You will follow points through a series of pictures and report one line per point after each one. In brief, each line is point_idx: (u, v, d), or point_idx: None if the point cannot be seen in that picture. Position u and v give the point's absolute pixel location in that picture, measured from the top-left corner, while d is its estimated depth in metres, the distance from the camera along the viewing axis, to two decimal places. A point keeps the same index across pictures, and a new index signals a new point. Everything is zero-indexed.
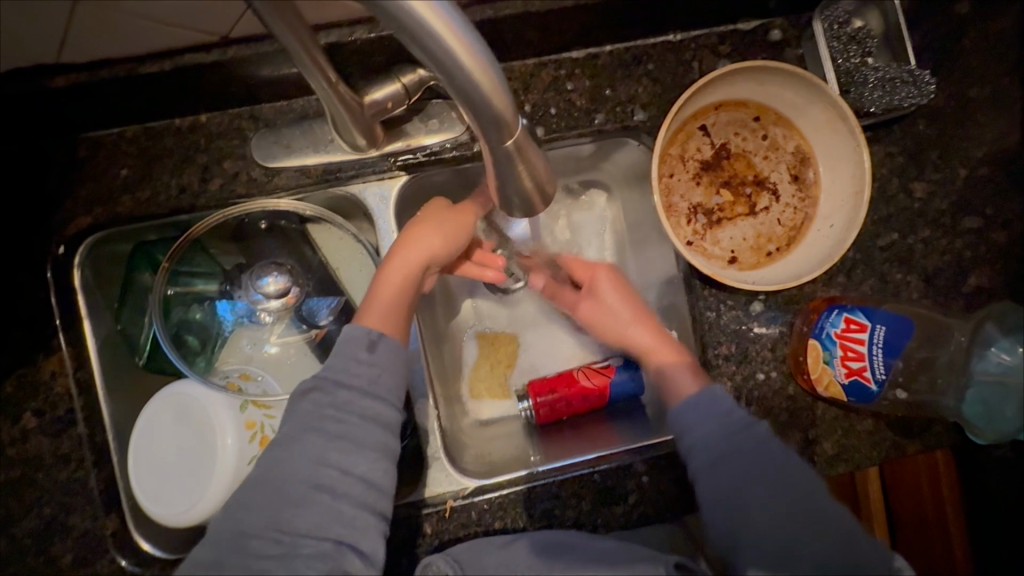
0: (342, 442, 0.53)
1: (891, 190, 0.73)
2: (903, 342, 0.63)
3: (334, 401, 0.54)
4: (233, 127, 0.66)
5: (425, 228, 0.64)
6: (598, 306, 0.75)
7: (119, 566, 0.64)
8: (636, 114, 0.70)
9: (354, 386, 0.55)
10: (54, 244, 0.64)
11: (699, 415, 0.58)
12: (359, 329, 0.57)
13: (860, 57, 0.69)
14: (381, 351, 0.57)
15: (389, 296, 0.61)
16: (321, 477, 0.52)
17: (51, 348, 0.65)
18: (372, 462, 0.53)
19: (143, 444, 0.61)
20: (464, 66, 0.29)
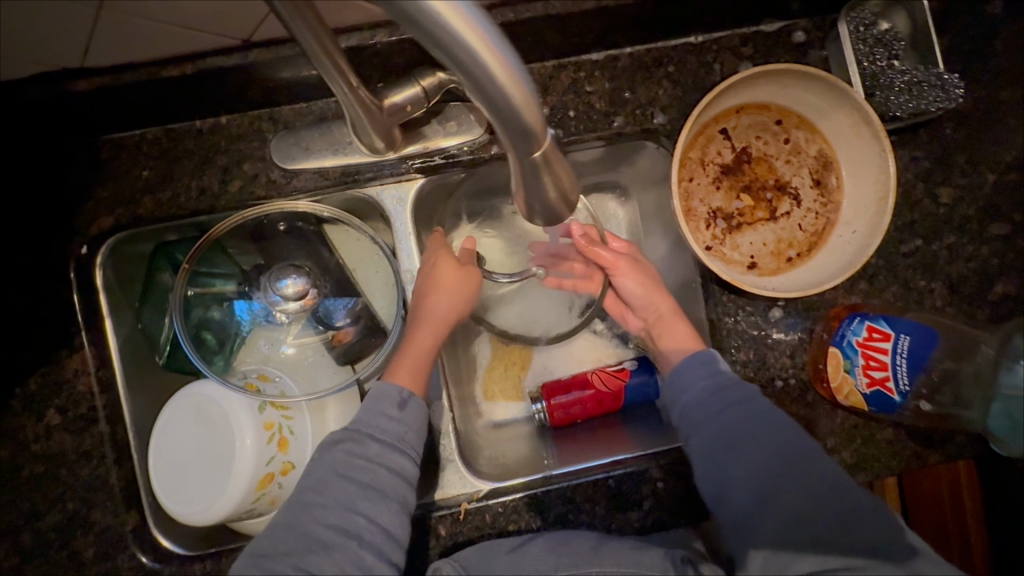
0: (369, 492, 0.56)
1: (916, 195, 0.72)
2: (926, 353, 0.62)
3: (365, 451, 0.58)
4: (253, 129, 0.66)
5: (447, 285, 0.66)
6: (631, 267, 0.73)
7: (139, 562, 0.65)
8: (656, 117, 0.69)
9: (383, 439, 0.58)
10: (78, 245, 0.65)
11: (694, 376, 0.62)
12: (389, 388, 0.60)
13: (887, 59, 0.67)
14: (409, 410, 0.60)
15: (416, 354, 0.64)
16: (347, 524, 0.55)
17: (73, 347, 0.65)
18: (393, 513, 0.57)
19: (164, 444, 0.62)
20: (497, 80, 0.29)
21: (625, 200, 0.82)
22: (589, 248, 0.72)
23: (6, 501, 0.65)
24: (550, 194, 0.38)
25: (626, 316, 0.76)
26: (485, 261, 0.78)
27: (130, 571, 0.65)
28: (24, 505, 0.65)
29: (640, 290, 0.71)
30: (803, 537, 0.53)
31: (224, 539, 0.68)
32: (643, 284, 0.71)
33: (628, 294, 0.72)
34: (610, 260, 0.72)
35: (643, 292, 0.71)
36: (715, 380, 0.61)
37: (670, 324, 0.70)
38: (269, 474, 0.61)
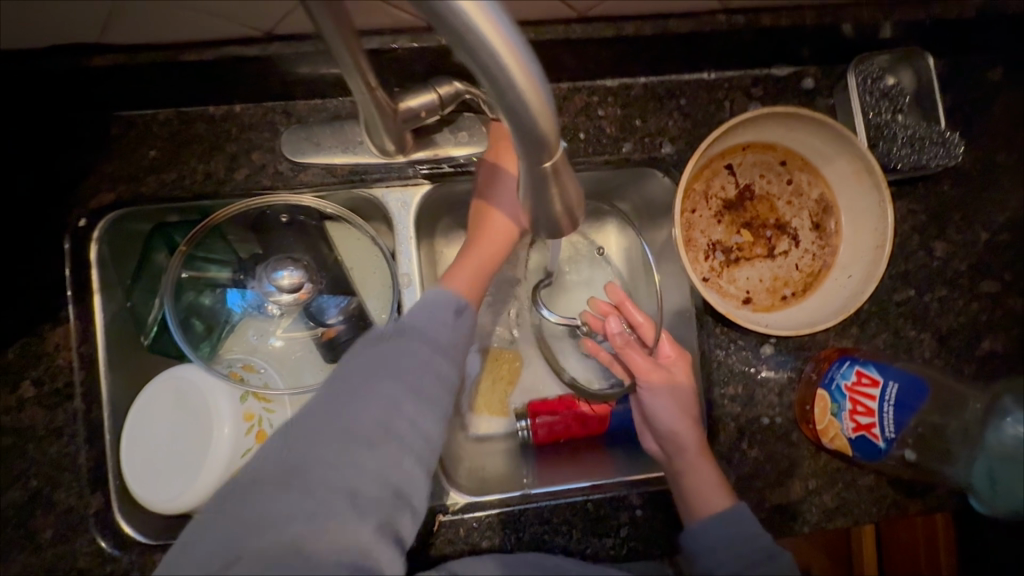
0: (417, 393, 0.51)
1: (911, 247, 0.73)
2: (915, 402, 0.62)
3: (416, 350, 0.53)
4: (265, 119, 0.66)
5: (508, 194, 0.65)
6: (663, 385, 0.69)
7: (98, 547, 0.63)
8: (663, 147, 0.70)
9: (433, 342, 0.54)
10: (75, 217, 0.64)
11: (716, 529, 0.62)
12: (446, 296, 0.59)
13: (890, 113, 0.69)
14: (462, 319, 0.58)
15: (479, 261, 0.64)
16: (389, 430, 0.49)
17: (56, 320, 0.64)
18: (437, 422, 0.52)
19: (135, 429, 0.59)
20: (518, 88, 0.28)
21: (624, 228, 0.84)
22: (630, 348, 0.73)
23: None
24: (556, 204, 0.38)
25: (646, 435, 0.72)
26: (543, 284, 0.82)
27: (88, 558, 0.63)
28: None
29: (670, 418, 0.68)
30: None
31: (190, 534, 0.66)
32: (669, 406, 0.68)
33: (657, 410, 0.69)
34: (642, 370, 0.70)
35: (673, 424, 0.68)
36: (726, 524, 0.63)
37: (699, 472, 0.65)
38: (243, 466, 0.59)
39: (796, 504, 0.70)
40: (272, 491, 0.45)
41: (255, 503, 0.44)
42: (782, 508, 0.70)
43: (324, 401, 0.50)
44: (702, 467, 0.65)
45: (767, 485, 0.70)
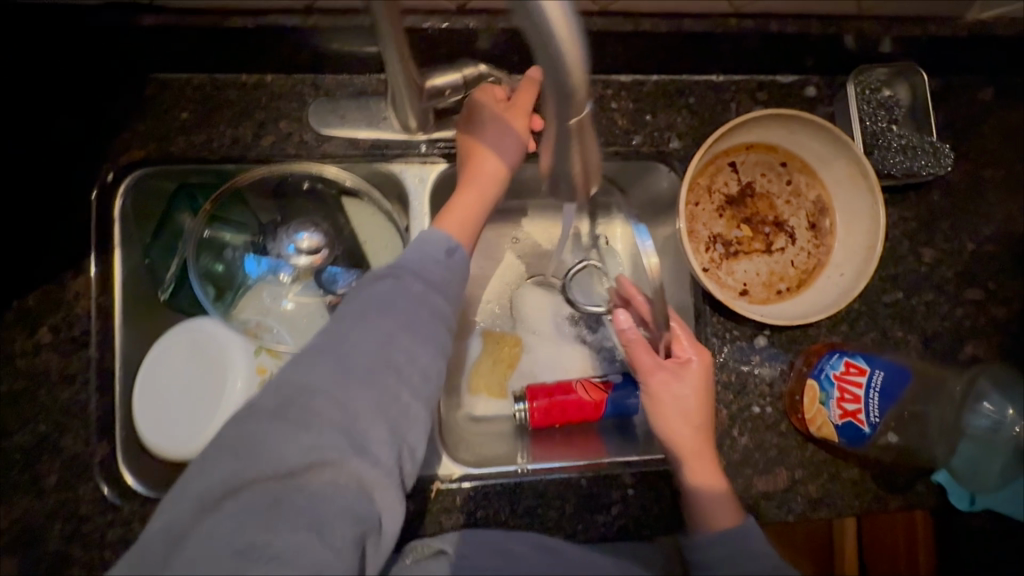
0: (411, 329, 0.54)
1: (901, 251, 0.77)
2: (897, 389, 0.66)
3: (412, 288, 0.56)
4: (294, 90, 0.69)
5: (501, 135, 0.65)
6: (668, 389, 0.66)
7: (99, 494, 0.64)
8: (671, 142, 0.74)
9: (426, 282, 0.58)
10: (105, 170, 0.67)
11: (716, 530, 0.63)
12: (438, 236, 0.61)
13: (886, 122, 0.73)
14: (455, 260, 0.61)
15: (471, 200, 0.64)
16: (387, 356, 0.52)
17: (79, 269, 0.66)
18: (430, 357, 0.55)
19: (149, 379, 0.60)
20: (557, 36, 0.31)
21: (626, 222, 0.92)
22: (635, 347, 0.68)
23: None
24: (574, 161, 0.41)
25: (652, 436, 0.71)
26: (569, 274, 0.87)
27: (90, 504, 0.64)
28: None
29: (676, 428, 0.66)
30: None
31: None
32: (674, 408, 0.66)
33: (660, 410, 0.66)
34: (647, 369, 0.67)
35: (677, 430, 0.66)
36: (730, 538, 0.63)
37: (704, 478, 0.65)
38: None
39: (782, 492, 0.73)
40: (273, 422, 0.48)
41: (267, 418, 0.48)
42: (769, 496, 0.72)
43: (324, 333, 0.54)
44: (705, 481, 0.65)
45: (756, 472, 0.73)
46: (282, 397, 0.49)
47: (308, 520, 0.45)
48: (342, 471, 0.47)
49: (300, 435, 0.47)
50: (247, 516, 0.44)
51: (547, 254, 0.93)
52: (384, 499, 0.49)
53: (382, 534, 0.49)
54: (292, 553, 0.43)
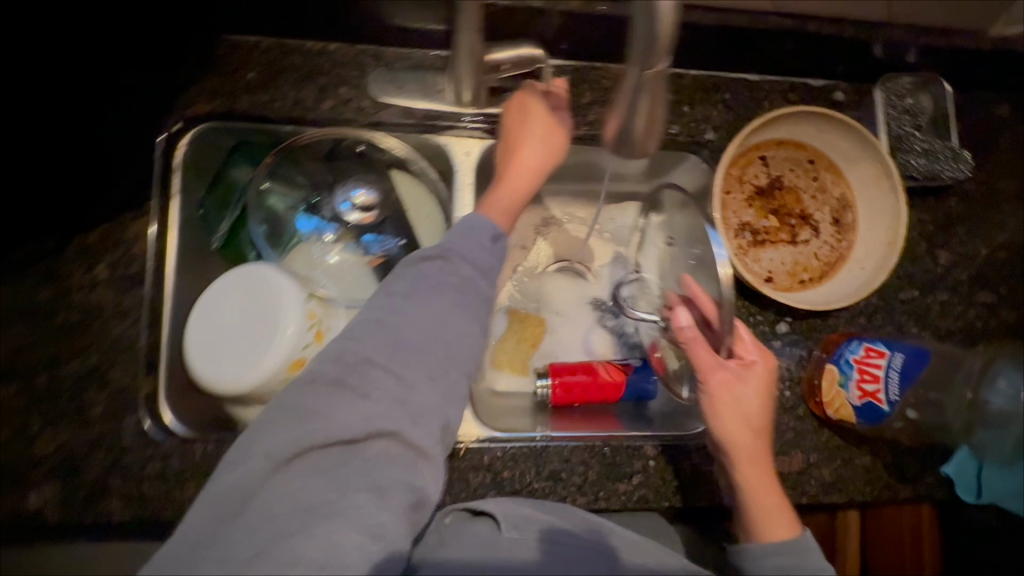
0: (457, 309, 0.56)
1: (918, 252, 0.80)
2: (916, 372, 0.68)
3: (461, 271, 0.58)
4: (356, 60, 0.73)
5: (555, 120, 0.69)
6: (729, 389, 0.65)
7: (143, 427, 0.66)
8: (707, 133, 0.78)
9: (474, 265, 0.59)
10: (172, 121, 0.70)
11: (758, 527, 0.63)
12: (482, 222, 0.61)
13: (911, 127, 0.77)
14: (500, 245, 0.61)
15: (515, 187, 0.66)
16: (436, 333, 0.55)
17: (140, 212, 0.68)
18: (474, 337, 0.57)
19: (202, 330, 0.63)
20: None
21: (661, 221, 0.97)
22: (696, 344, 0.66)
23: (28, 343, 0.65)
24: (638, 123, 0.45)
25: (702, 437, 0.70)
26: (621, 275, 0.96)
27: (133, 437, 0.66)
28: (47, 350, 0.65)
29: (735, 429, 0.65)
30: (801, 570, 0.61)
31: (226, 429, 0.71)
32: (732, 409, 0.65)
33: (716, 411, 0.65)
34: (708, 366, 0.66)
35: (734, 433, 0.65)
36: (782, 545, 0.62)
37: (756, 482, 0.65)
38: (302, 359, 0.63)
39: (796, 474, 0.75)
40: (334, 390, 0.51)
41: (325, 387, 0.51)
42: (784, 477, 0.75)
43: (374, 309, 0.55)
44: (762, 487, 0.64)
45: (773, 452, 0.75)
46: (341, 366, 0.52)
47: (369, 483, 0.48)
48: (398, 439, 0.50)
49: (359, 402, 0.50)
50: (315, 476, 0.47)
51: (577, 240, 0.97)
52: (433, 467, 0.52)
53: (433, 497, 0.52)
54: (355, 512, 0.47)
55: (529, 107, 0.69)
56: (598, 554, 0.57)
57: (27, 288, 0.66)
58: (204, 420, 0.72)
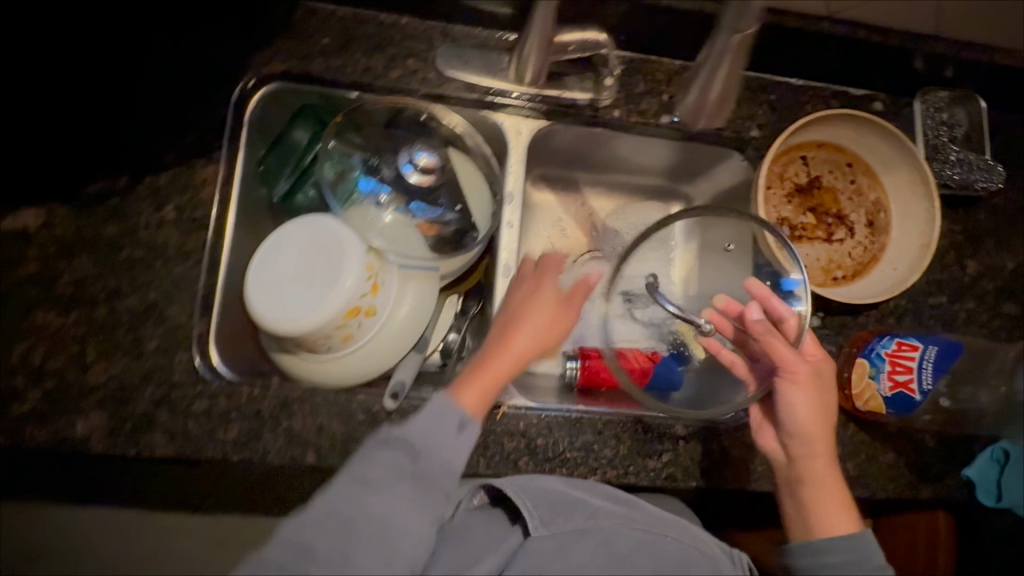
0: (411, 510, 0.54)
1: (947, 260, 0.83)
2: (949, 363, 0.71)
3: (420, 463, 0.56)
4: (425, 35, 0.77)
5: (546, 306, 0.71)
6: (805, 383, 0.70)
7: (193, 364, 0.67)
8: (751, 131, 0.81)
9: (435, 454, 0.57)
10: (247, 77, 0.73)
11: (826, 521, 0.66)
12: (453, 407, 0.60)
13: (947, 138, 0.80)
14: (466, 434, 0.59)
15: (492, 376, 0.65)
16: (385, 530, 0.53)
17: (209, 158, 0.71)
18: (427, 527, 0.55)
19: (264, 277, 0.65)
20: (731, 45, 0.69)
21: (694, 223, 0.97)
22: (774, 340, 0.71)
23: (92, 274, 0.67)
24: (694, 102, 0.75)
25: (764, 431, 0.73)
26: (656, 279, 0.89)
27: (184, 373, 0.67)
28: (110, 282, 0.67)
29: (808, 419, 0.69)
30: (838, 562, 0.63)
31: (264, 377, 0.74)
32: (808, 409, 0.69)
33: (791, 409, 0.70)
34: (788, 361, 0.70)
35: (809, 424, 0.69)
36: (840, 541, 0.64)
37: (823, 490, 0.67)
38: (359, 307, 0.66)
39: None
40: None
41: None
42: None
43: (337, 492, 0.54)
44: (830, 480, 0.68)
45: None
46: (287, 550, 0.51)
47: None
48: None
49: None
50: None
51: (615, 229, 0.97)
52: None
53: None
54: None
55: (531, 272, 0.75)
56: (634, 523, 0.59)
57: (95, 221, 0.68)
58: (247, 368, 0.74)
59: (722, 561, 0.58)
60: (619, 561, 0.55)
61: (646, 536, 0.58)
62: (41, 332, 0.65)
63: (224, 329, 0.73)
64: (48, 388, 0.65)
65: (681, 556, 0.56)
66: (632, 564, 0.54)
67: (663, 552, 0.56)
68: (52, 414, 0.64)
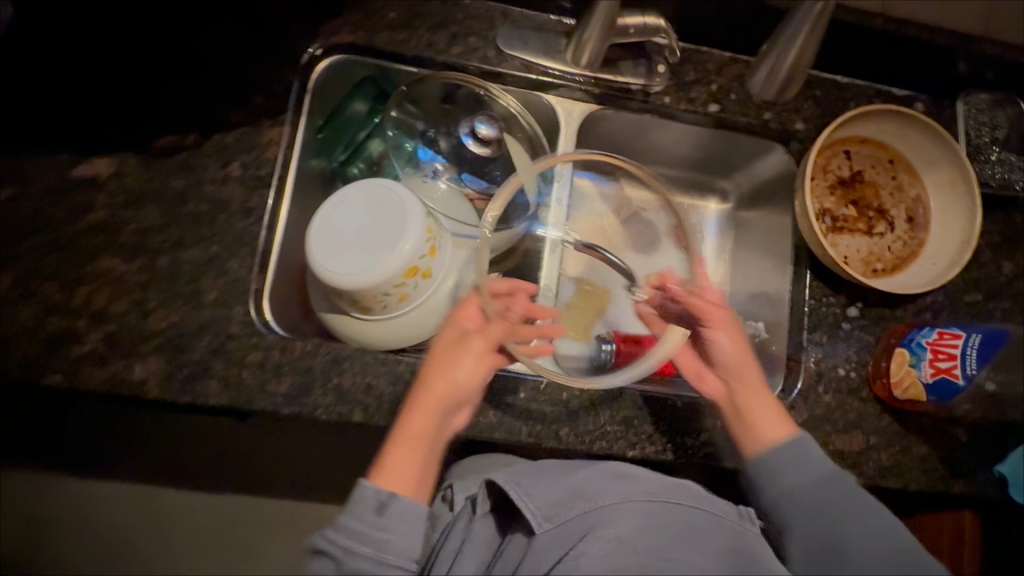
0: None
1: (984, 260, 0.84)
2: (993, 350, 0.72)
3: (355, 563, 0.54)
4: (487, 16, 0.79)
5: (462, 359, 0.63)
6: (721, 322, 0.72)
7: (248, 317, 0.68)
8: (796, 124, 0.83)
9: (365, 553, 0.54)
10: (314, 44, 0.75)
11: (785, 457, 0.64)
12: (368, 493, 0.56)
13: (988, 139, 0.83)
14: (390, 513, 0.55)
15: (408, 438, 0.60)
16: None
17: (275, 120, 0.73)
18: None
19: (326, 235, 0.68)
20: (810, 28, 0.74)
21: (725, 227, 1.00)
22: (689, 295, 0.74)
23: (157, 224, 0.69)
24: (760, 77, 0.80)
25: (703, 378, 0.74)
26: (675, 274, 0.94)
27: (240, 325, 0.68)
28: (174, 233, 0.69)
29: (729, 353, 0.71)
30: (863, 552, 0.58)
31: (298, 334, 0.77)
32: (731, 345, 0.71)
33: (716, 350, 0.72)
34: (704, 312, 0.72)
35: (730, 361, 0.71)
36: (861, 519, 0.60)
37: (754, 413, 0.68)
38: (416, 268, 0.68)
39: (857, 454, 0.77)
40: None
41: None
42: (844, 456, 0.76)
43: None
44: (762, 404, 0.69)
45: (835, 429, 0.77)
46: None
47: None
48: None
49: None
50: None
51: None
52: None
53: None
54: None
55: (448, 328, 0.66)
56: (633, 496, 0.57)
57: (163, 174, 0.70)
58: (289, 326, 0.76)
59: (731, 521, 0.58)
60: (619, 545, 0.51)
61: (647, 508, 0.55)
62: (104, 278, 0.66)
63: (275, 289, 0.74)
64: (106, 333, 0.65)
65: (687, 521, 0.56)
66: (634, 544, 0.52)
67: (665, 522, 0.54)
68: (108, 358, 0.65)
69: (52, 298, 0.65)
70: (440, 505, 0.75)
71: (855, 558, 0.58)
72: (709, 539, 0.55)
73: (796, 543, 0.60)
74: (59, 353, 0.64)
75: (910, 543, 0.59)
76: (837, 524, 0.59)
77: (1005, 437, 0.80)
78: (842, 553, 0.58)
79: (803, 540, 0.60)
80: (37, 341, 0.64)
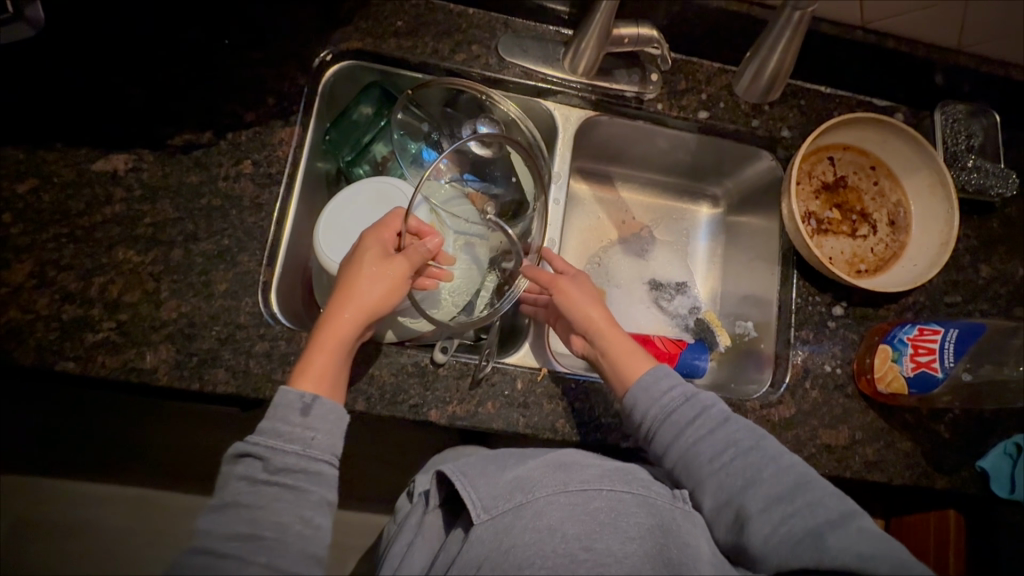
0: (294, 493, 0.55)
1: (963, 263, 0.88)
2: (969, 343, 0.75)
3: (280, 456, 0.56)
4: (489, 26, 0.84)
5: (382, 274, 0.66)
6: (571, 287, 0.78)
7: (257, 308, 0.71)
8: (782, 131, 0.87)
9: (291, 449, 0.56)
10: (324, 50, 0.79)
11: (654, 383, 0.69)
12: (293, 394, 0.59)
13: (965, 146, 0.87)
14: (313, 414, 0.58)
15: (330, 342, 0.63)
16: (276, 518, 0.54)
17: (286, 121, 0.76)
18: (317, 508, 0.56)
19: (339, 232, 0.74)
20: (788, 42, 0.75)
21: (717, 231, 1.03)
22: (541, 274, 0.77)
23: (172, 217, 0.72)
24: (746, 85, 0.83)
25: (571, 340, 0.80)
26: (663, 277, 1.00)
27: (249, 316, 0.71)
28: (188, 225, 0.72)
29: (581, 314, 0.76)
30: (784, 530, 0.56)
31: (302, 325, 0.79)
32: (583, 301, 0.77)
33: (572, 314, 0.76)
34: (547, 283, 0.77)
35: (583, 319, 0.76)
36: (774, 496, 0.58)
37: (619, 359, 0.72)
38: None
39: (843, 448, 0.79)
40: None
41: (234, 543, 0.52)
42: (831, 450, 0.79)
43: (233, 487, 0.54)
44: (619, 348, 0.73)
45: (823, 423, 0.80)
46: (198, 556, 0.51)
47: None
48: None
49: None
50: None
51: (644, 223, 1.02)
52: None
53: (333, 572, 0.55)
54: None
55: (372, 238, 0.67)
56: (566, 487, 0.58)
57: (179, 169, 0.73)
58: (293, 320, 0.77)
59: (662, 505, 0.59)
60: (547, 533, 0.54)
61: (579, 497, 0.57)
62: (119, 267, 0.69)
63: (283, 283, 0.77)
64: (119, 320, 0.68)
65: (616, 508, 0.57)
66: (564, 533, 0.54)
67: (596, 510, 0.56)
68: (120, 345, 0.67)
69: (68, 287, 0.68)
70: (403, 499, 0.76)
71: (707, 471, 0.62)
72: (631, 518, 0.56)
73: (672, 467, 0.65)
74: (73, 339, 0.66)
75: (788, 463, 0.61)
76: (721, 468, 0.62)
77: (986, 433, 0.83)
78: (695, 466, 0.63)
79: (671, 462, 0.65)
80: (53, 325, 0.66)
